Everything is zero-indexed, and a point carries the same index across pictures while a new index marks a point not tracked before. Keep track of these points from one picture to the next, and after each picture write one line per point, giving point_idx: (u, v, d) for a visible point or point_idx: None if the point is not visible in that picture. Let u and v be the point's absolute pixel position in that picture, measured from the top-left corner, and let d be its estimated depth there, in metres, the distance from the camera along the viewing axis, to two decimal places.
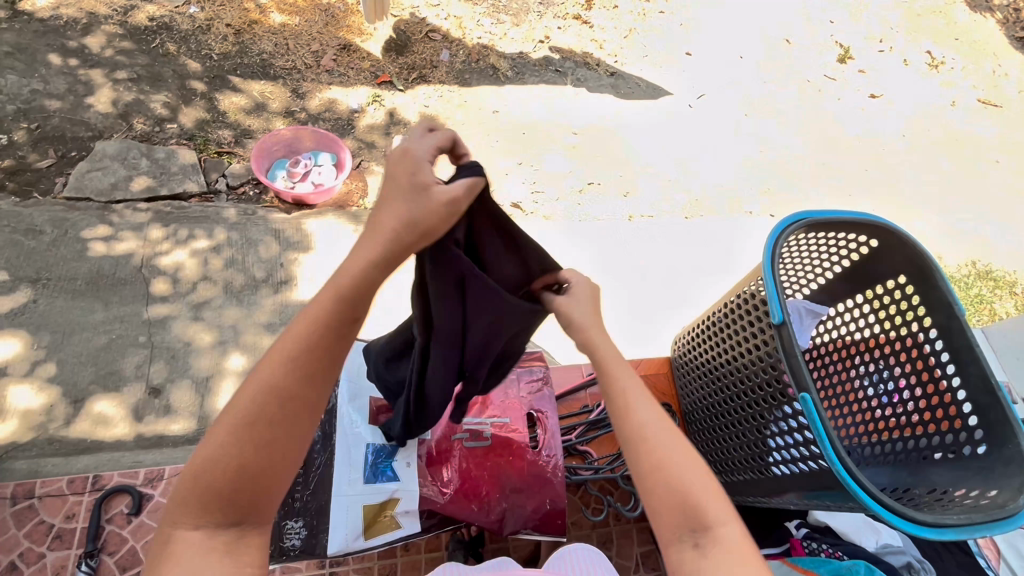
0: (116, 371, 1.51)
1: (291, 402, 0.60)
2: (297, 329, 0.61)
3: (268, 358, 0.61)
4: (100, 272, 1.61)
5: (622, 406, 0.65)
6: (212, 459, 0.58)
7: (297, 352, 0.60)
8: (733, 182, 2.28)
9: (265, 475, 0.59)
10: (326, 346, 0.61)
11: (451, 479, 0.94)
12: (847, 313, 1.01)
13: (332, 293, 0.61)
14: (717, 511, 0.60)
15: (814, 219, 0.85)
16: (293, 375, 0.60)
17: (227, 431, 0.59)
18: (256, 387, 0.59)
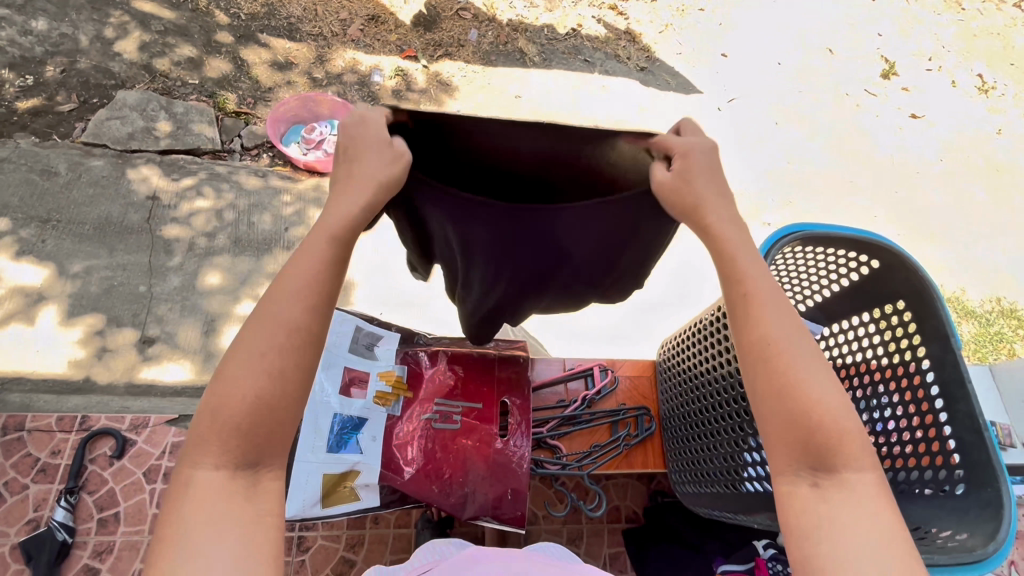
0: (114, 316, 1.53)
1: (299, 334, 0.59)
2: (299, 268, 0.61)
3: (273, 294, 0.60)
4: (109, 219, 1.64)
5: (751, 317, 0.61)
6: (231, 394, 0.56)
7: (299, 288, 0.60)
8: (754, 191, 2.21)
9: (280, 406, 0.57)
10: (325, 282, 0.61)
11: (415, 458, 0.94)
12: (842, 334, 0.97)
13: (326, 234, 0.62)
14: (851, 452, 0.57)
15: (811, 233, 0.81)
16: (298, 308, 0.59)
17: (242, 364, 0.57)
18: (266, 322, 0.59)
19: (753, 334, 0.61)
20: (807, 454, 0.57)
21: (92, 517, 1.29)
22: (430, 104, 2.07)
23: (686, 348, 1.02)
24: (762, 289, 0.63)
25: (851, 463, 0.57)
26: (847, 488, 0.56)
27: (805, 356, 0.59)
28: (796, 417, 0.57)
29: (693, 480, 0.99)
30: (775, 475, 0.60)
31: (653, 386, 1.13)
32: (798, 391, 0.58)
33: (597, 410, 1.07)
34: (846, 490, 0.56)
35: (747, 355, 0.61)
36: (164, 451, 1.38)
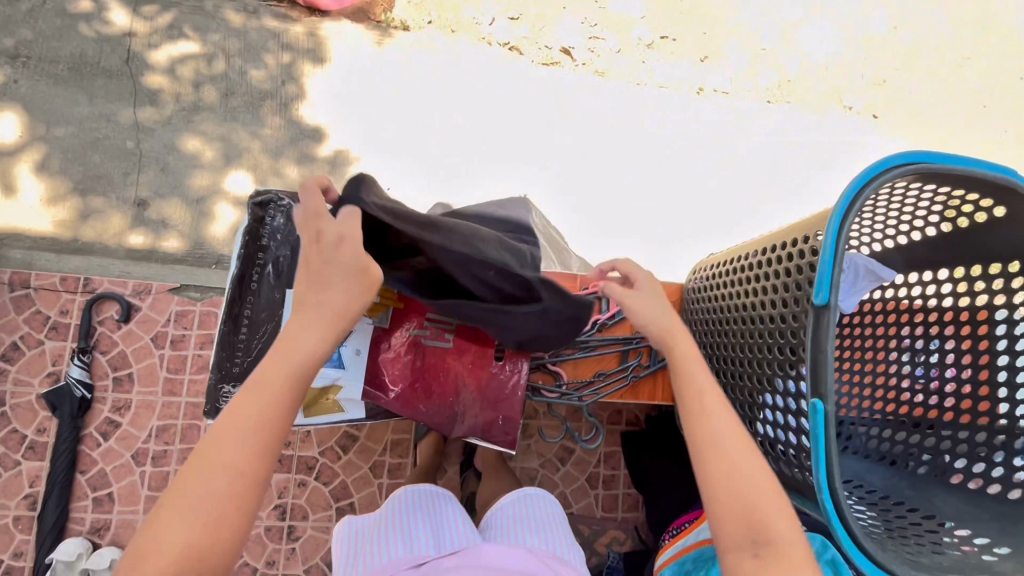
0: (103, 175, 1.43)
1: (240, 478, 0.56)
2: (246, 407, 0.58)
3: (216, 434, 0.57)
4: (83, 58, 1.44)
5: (697, 405, 0.66)
6: (155, 543, 0.52)
7: (241, 429, 0.58)
8: (847, 64, 1.80)
9: (210, 557, 0.53)
10: (273, 424, 0.59)
11: (402, 377, 0.87)
12: (916, 287, 0.81)
13: (279, 374, 0.61)
14: (780, 530, 0.59)
15: (935, 165, 0.59)
16: (240, 451, 0.57)
17: (177, 506, 0.54)
18: (204, 464, 0.56)
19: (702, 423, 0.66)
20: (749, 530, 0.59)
21: (108, 375, 1.34)
22: None
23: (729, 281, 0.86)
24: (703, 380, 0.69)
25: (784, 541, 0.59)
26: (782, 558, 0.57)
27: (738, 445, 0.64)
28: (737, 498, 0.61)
29: None
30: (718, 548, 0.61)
31: (674, 317, 1.02)
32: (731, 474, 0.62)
33: (607, 337, 0.96)
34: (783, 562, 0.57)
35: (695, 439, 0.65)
36: (169, 318, 1.38)
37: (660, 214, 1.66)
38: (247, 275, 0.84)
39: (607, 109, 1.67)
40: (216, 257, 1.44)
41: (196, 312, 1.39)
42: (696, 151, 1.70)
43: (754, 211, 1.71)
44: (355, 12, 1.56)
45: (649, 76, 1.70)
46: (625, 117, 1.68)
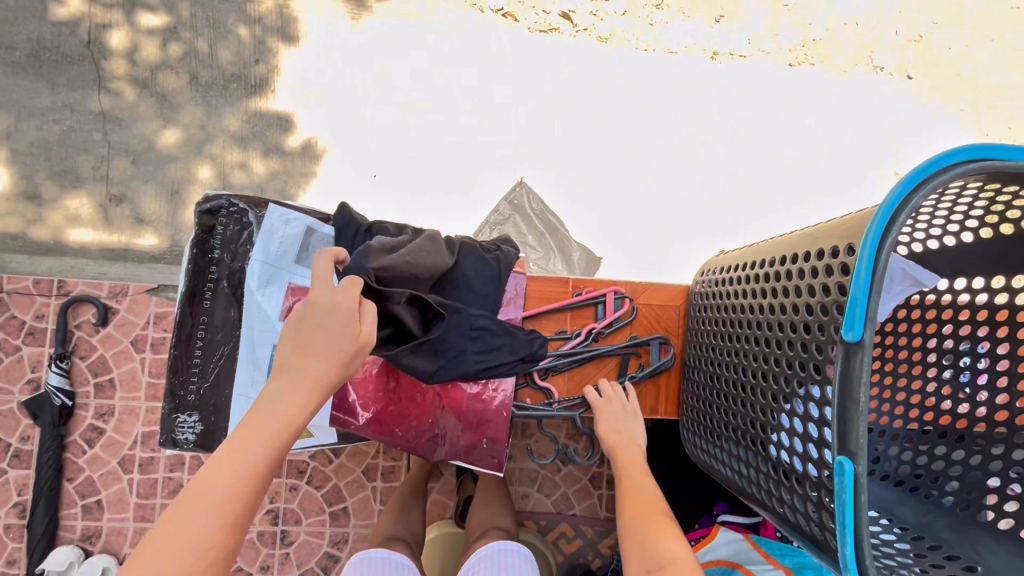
0: (72, 170, 1.35)
1: (213, 555, 0.47)
2: (227, 470, 0.50)
3: (187, 500, 0.48)
4: (40, 42, 1.34)
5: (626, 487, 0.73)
6: None
7: (218, 498, 0.49)
8: (883, 19, 1.61)
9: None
10: (255, 493, 0.51)
11: (373, 401, 0.77)
12: (962, 295, 0.70)
13: (265, 436, 0.53)
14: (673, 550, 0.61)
15: (1008, 164, 0.47)
16: (218, 523, 0.48)
17: None
18: (170, 538, 0.47)
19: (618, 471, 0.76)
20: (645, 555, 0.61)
21: (88, 381, 1.29)
22: None
23: (743, 288, 0.74)
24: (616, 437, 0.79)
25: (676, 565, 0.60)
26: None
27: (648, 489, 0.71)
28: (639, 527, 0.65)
29: (711, 445, 0.82)
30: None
31: (682, 320, 0.91)
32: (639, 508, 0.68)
33: (603, 347, 0.87)
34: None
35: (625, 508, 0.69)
36: (148, 321, 1.32)
37: (661, 200, 1.52)
38: (199, 290, 0.76)
39: (609, 80, 1.52)
40: None
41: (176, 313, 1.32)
42: (707, 124, 1.55)
43: (752, 196, 1.55)
44: None
45: (657, 40, 1.54)
46: (629, 88, 1.53)
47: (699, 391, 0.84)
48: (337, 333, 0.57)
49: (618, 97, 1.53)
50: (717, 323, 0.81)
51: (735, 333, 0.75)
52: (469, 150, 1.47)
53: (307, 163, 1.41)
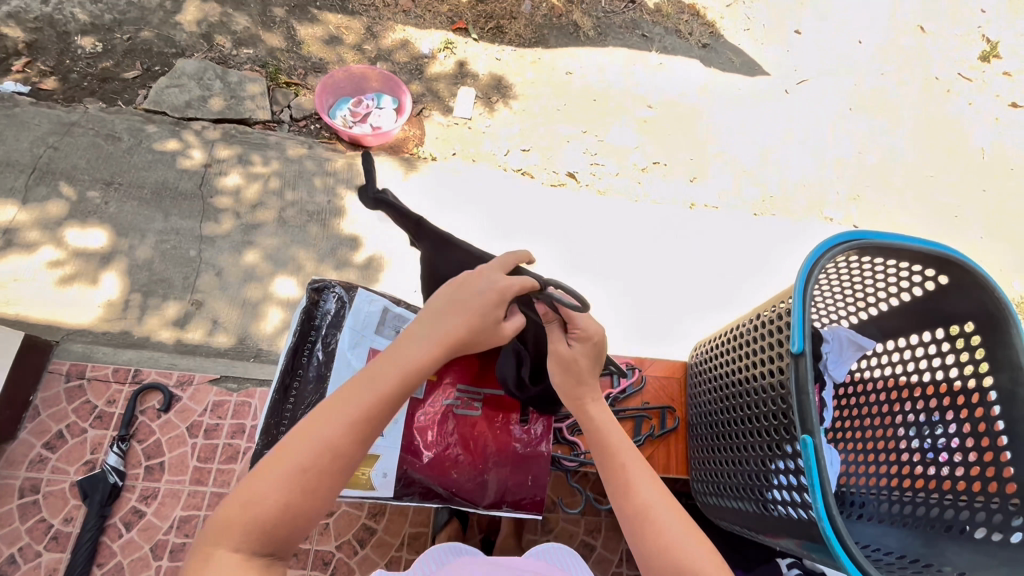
0: (166, 279, 1.61)
1: (340, 459, 0.64)
2: (364, 396, 0.65)
3: (330, 413, 0.65)
4: (164, 184, 1.72)
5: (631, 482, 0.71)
6: (262, 496, 0.61)
7: (355, 415, 0.65)
8: (819, 181, 2.06)
9: (301, 519, 0.62)
10: (381, 416, 0.66)
11: (435, 443, 0.95)
12: (896, 353, 0.90)
13: (399, 371, 0.67)
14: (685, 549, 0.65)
15: (868, 241, 0.73)
16: (349, 436, 0.64)
17: (281, 468, 0.62)
18: (314, 438, 0.63)
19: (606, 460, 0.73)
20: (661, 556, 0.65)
21: (141, 464, 1.39)
22: (477, 81, 2.04)
23: (723, 353, 0.96)
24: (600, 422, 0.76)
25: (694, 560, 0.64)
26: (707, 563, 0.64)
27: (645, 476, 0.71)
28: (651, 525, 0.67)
29: (717, 493, 0.94)
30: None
31: (683, 390, 1.10)
32: (641, 503, 0.69)
33: (621, 410, 1.07)
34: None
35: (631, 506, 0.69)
36: (206, 408, 1.47)
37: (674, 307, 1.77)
38: (300, 348, 0.96)
39: (610, 218, 1.88)
40: (255, 351, 1.56)
41: (231, 402, 1.48)
42: (702, 248, 1.87)
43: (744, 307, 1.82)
44: (392, 148, 1.88)
45: (645, 193, 1.95)
46: (627, 223, 1.88)
47: (702, 448, 1.00)
48: (477, 299, 0.71)
49: (621, 228, 1.87)
50: (708, 386, 1.01)
51: (722, 389, 0.95)
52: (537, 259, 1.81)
53: (361, 277, 1.70)
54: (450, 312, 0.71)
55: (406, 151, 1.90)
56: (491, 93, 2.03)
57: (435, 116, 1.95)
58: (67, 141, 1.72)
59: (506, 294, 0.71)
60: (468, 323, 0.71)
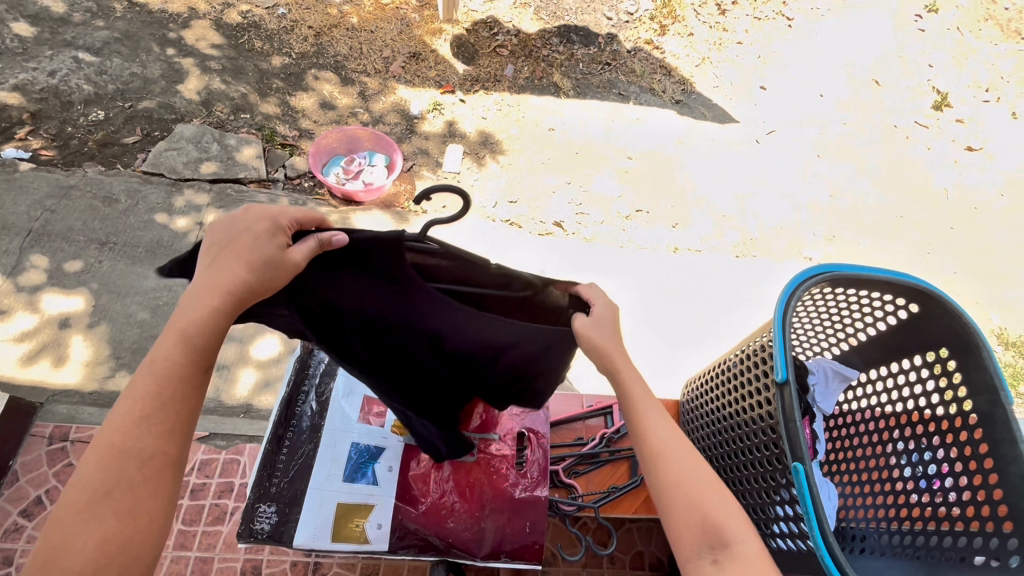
0: (157, 336, 1.61)
1: (151, 464, 0.55)
2: (144, 388, 0.57)
3: (112, 419, 0.56)
4: (159, 242, 1.75)
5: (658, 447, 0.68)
6: (66, 543, 0.51)
7: (153, 410, 0.56)
8: (795, 224, 2.15)
9: (136, 544, 0.53)
10: (178, 400, 0.58)
11: (431, 491, 0.94)
12: (879, 382, 0.92)
13: (177, 342, 0.59)
14: (735, 526, 0.63)
15: (839, 273, 0.77)
16: (145, 433, 0.56)
17: (78, 507, 0.52)
18: (101, 452, 0.54)
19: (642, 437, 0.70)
20: (704, 536, 0.63)
21: None
22: (464, 138, 2.14)
23: (713, 389, 0.98)
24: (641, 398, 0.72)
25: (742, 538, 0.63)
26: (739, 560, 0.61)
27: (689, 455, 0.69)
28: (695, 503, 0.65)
29: None
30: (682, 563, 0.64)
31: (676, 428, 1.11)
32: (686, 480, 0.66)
33: (617, 449, 1.06)
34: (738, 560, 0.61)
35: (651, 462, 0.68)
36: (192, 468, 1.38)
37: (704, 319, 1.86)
38: (294, 398, 0.96)
39: (599, 262, 1.93)
40: (244, 407, 1.50)
41: (220, 460, 1.39)
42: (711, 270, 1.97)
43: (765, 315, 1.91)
44: (383, 203, 1.95)
45: (630, 239, 2.02)
46: (634, 257, 1.96)
47: None
48: (245, 235, 0.61)
49: (629, 261, 1.95)
50: (701, 423, 1.02)
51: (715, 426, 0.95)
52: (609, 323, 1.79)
53: None
54: (225, 253, 0.60)
55: (398, 205, 1.96)
56: (479, 149, 2.13)
57: (425, 173, 2.03)
58: (64, 204, 1.76)
59: (283, 221, 0.61)
60: (246, 262, 0.59)
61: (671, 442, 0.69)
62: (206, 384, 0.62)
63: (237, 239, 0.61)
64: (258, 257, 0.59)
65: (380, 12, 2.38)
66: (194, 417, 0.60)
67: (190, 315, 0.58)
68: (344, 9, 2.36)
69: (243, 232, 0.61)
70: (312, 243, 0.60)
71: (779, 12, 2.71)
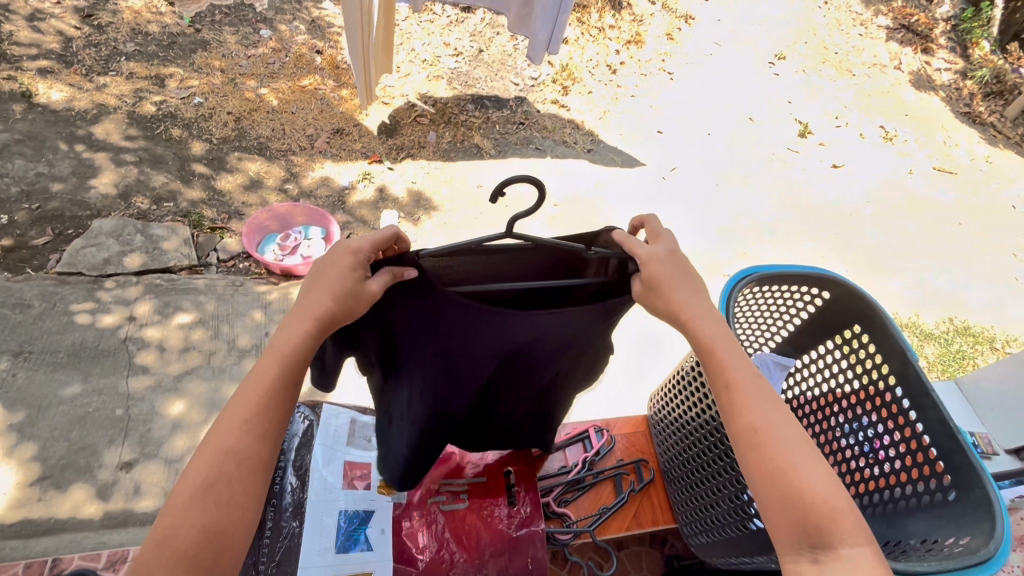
0: (89, 446, 1.46)
1: (247, 464, 0.61)
2: (247, 395, 0.63)
3: (223, 421, 0.62)
4: (83, 344, 1.62)
5: (757, 440, 0.66)
6: (172, 526, 0.57)
7: (250, 413, 0.62)
8: (712, 247, 2.37)
9: (231, 533, 0.59)
10: (273, 407, 0.64)
11: (427, 545, 0.93)
12: (813, 364, 1.05)
13: (276, 360, 0.64)
14: (843, 528, 0.62)
15: (761, 273, 0.91)
16: (245, 435, 0.61)
17: (187, 492, 0.59)
18: (210, 449, 0.61)
19: (740, 423, 0.68)
20: (805, 535, 0.62)
21: None
22: (398, 203, 2.21)
23: (677, 397, 1.05)
24: (744, 379, 0.70)
25: (846, 538, 0.62)
26: (844, 562, 0.60)
27: (795, 447, 0.66)
28: (795, 499, 0.63)
29: (705, 530, 0.98)
30: (781, 556, 0.65)
31: (650, 440, 1.16)
32: (787, 475, 0.64)
33: (599, 470, 1.10)
34: (843, 564, 0.60)
35: (740, 443, 0.68)
36: None
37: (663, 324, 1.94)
38: None
39: None
40: None
41: None
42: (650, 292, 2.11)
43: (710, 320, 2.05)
44: None
45: None
46: None
47: (680, 491, 1.05)
48: (335, 270, 0.63)
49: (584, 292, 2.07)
50: (671, 430, 1.09)
51: (687, 429, 1.02)
52: (643, 348, 1.85)
53: None
54: (319, 281, 0.65)
55: None
56: (413, 212, 2.19)
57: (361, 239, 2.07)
58: None
59: (361, 255, 0.64)
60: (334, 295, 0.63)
61: (773, 428, 0.67)
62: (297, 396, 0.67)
63: (327, 268, 0.65)
64: (340, 289, 0.62)
65: (299, 94, 2.45)
66: (286, 425, 0.66)
67: (291, 333, 0.64)
68: (262, 93, 2.41)
69: (328, 265, 0.65)
70: (388, 275, 0.64)
71: (661, 68, 3.10)
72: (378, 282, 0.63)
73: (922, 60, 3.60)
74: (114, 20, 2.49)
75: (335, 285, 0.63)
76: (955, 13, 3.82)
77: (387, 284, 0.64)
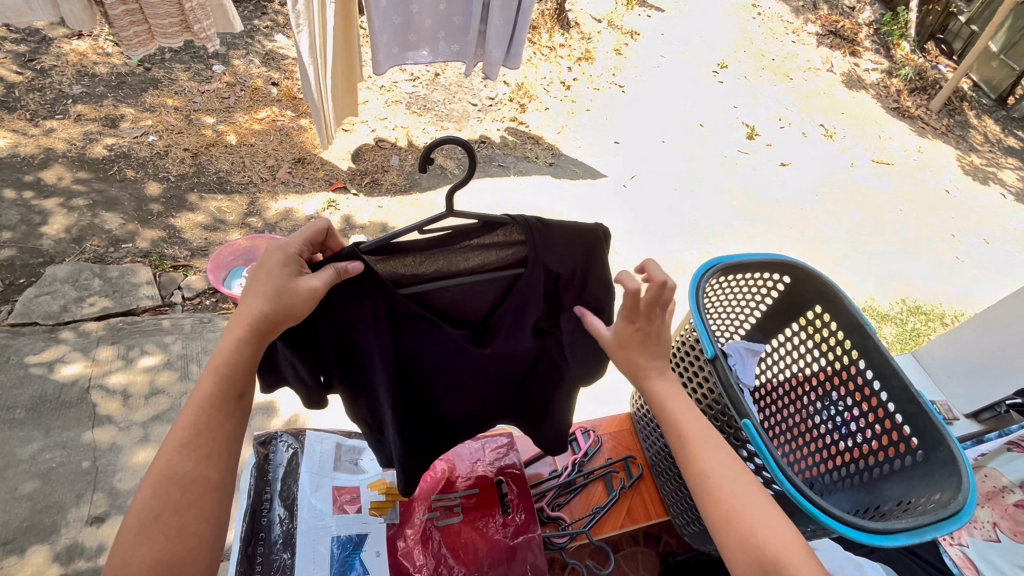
0: (55, 504, 1.39)
1: (196, 486, 0.59)
2: (184, 418, 0.61)
3: (161, 446, 0.60)
4: (43, 397, 1.55)
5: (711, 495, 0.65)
6: (122, 566, 0.55)
7: (191, 435, 0.60)
8: (677, 248, 2.45)
9: (187, 561, 0.57)
10: (215, 426, 0.62)
11: (425, 563, 0.92)
12: (781, 348, 1.09)
13: (210, 376, 0.63)
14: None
15: (726, 263, 0.95)
16: (185, 458, 0.59)
17: (131, 527, 0.57)
18: (152, 479, 0.59)
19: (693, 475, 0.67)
20: None
21: None
22: (365, 229, 2.20)
23: None
24: (694, 432, 0.69)
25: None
26: None
27: (746, 499, 0.64)
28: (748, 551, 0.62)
29: (695, 518, 1.01)
30: None
31: (635, 437, 1.19)
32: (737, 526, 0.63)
33: (589, 471, 1.11)
34: None
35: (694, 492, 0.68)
36: None
37: None
38: (258, 509, 0.91)
39: None
40: None
41: None
42: None
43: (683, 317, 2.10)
44: None
45: None
46: None
47: (669, 483, 1.07)
48: (262, 274, 0.63)
49: None
50: (655, 425, 1.13)
51: None
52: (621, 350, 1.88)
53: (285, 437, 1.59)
54: (246, 290, 0.63)
55: None
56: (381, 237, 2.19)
57: None
58: None
59: (291, 250, 0.65)
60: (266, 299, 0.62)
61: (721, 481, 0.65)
62: (241, 411, 0.65)
63: (257, 275, 0.64)
64: (273, 288, 0.61)
65: (257, 126, 2.44)
66: (234, 443, 0.64)
67: (222, 348, 0.63)
68: (219, 128, 2.38)
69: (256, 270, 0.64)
70: (331, 272, 0.63)
71: (612, 82, 3.22)
72: (319, 278, 0.62)
73: (852, 62, 3.85)
74: (59, 62, 2.43)
75: (267, 287, 0.62)
76: (876, 18, 4.12)
77: (330, 281, 0.62)
